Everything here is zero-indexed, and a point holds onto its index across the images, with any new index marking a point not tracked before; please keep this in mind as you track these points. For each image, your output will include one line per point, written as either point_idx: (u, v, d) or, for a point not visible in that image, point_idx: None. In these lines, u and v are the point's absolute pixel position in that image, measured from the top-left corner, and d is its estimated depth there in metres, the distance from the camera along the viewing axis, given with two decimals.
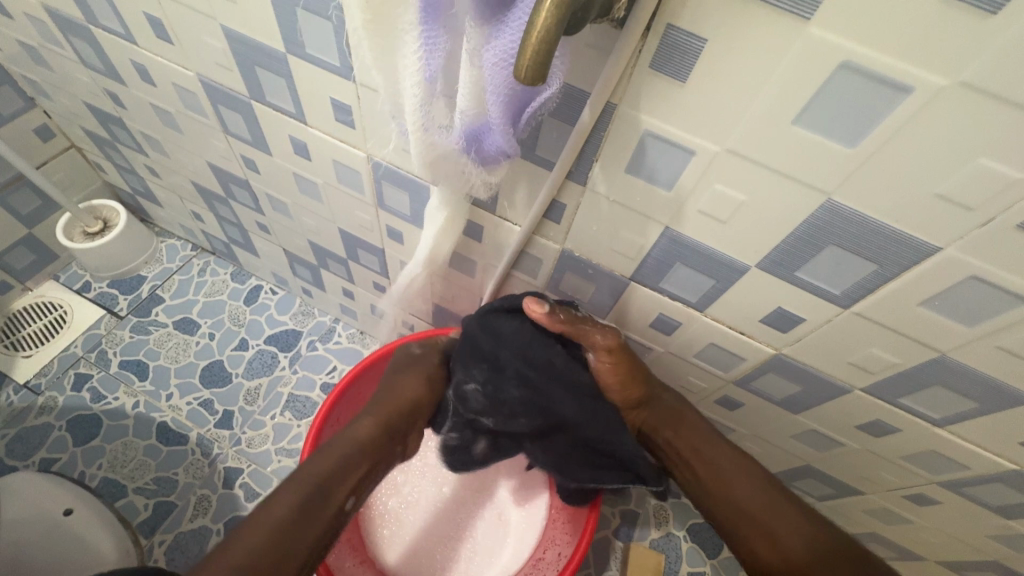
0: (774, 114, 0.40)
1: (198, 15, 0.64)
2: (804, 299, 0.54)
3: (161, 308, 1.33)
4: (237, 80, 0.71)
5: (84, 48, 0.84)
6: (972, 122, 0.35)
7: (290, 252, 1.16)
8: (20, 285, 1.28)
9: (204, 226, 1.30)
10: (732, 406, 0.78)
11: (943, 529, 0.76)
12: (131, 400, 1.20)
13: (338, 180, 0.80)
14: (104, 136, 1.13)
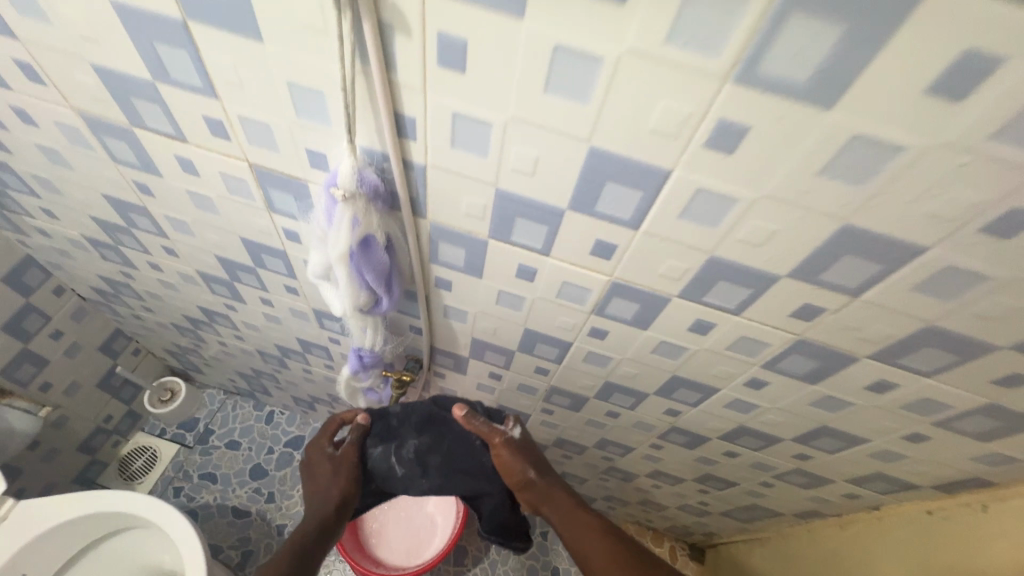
0: (433, 325, 0.97)
1: (205, 296, 1.21)
2: (515, 385, 1.11)
3: (214, 436, 1.91)
4: (231, 317, 1.28)
5: (142, 305, 1.41)
6: (499, 334, 0.93)
7: (288, 389, 1.72)
8: (124, 438, 1.84)
9: (230, 380, 1.86)
10: (545, 434, 1.33)
11: (671, 471, 1.30)
12: (212, 496, 1.79)
13: (293, 351, 1.36)
14: (157, 341, 1.69)
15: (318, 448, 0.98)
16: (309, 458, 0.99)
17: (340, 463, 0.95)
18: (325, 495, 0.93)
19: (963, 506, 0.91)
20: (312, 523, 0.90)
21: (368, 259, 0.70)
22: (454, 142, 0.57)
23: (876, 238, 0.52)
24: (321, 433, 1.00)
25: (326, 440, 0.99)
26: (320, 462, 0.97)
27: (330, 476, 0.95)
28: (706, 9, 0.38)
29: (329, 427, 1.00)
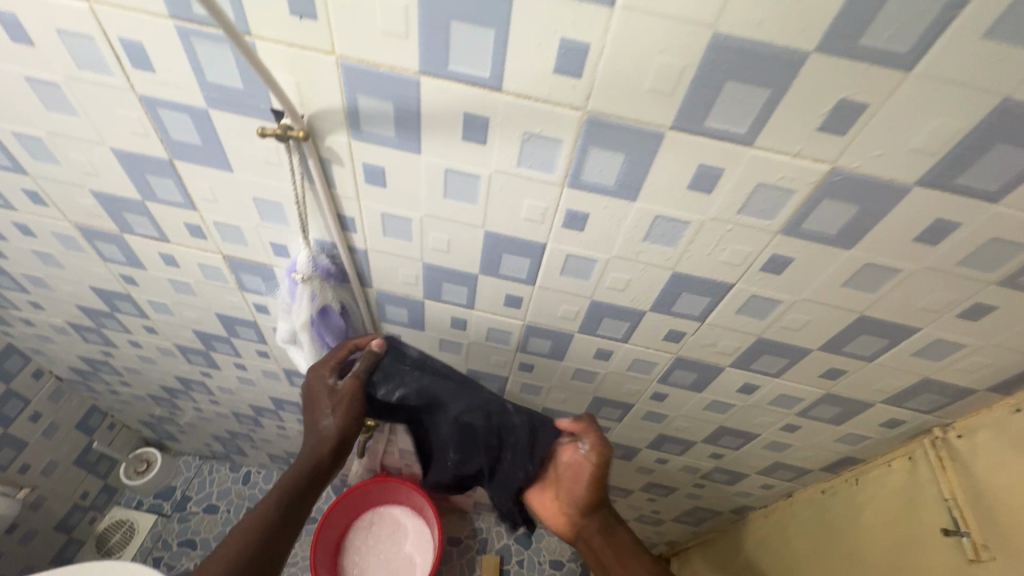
0: None
1: (182, 366, 1.32)
2: None
3: (192, 501, 1.95)
4: (207, 382, 1.39)
5: (120, 380, 1.50)
6: None
7: (263, 446, 1.81)
8: (101, 513, 1.87)
9: (206, 445, 1.93)
10: None
11: (619, 484, 1.45)
12: (192, 563, 1.82)
13: (267, 409, 1.47)
14: (132, 413, 1.77)
15: (319, 374, 0.83)
16: (314, 387, 0.84)
17: (356, 402, 0.84)
18: (343, 400, 0.83)
19: (845, 483, 1.08)
20: (295, 484, 0.78)
21: (325, 322, 0.86)
22: (386, 233, 0.75)
23: (688, 279, 0.71)
24: (312, 366, 0.84)
25: (326, 368, 0.84)
26: (326, 399, 0.83)
27: (335, 405, 0.82)
28: (538, 149, 0.58)
29: (332, 359, 0.84)
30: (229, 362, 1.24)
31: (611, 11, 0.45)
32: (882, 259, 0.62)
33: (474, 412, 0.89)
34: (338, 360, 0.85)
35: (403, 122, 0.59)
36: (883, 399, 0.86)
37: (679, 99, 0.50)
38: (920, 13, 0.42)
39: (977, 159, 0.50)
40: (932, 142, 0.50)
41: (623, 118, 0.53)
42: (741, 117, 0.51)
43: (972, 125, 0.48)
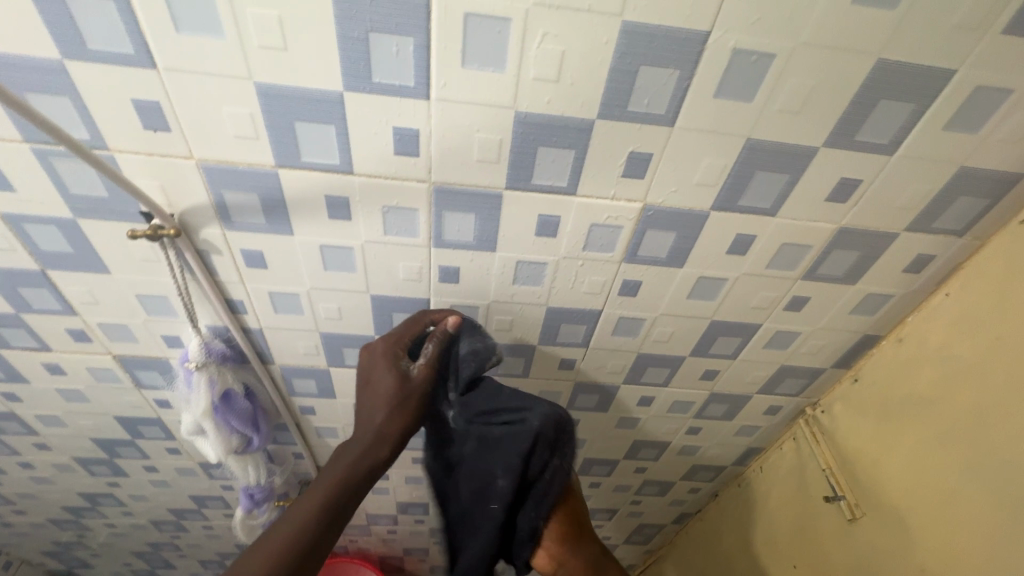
0: (313, 448, 1.12)
1: (84, 480, 1.23)
2: (401, 481, 1.25)
3: None
4: (115, 493, 1.30)
5: (13, 509, 1.37)
6: None
7: (189, 553, 1.67)
8: None
9: (123, 565, 1.76)
10: None
11: None
12: None
13: (188, 510, 1.38)
14: (32, 545, 1.59)
15: (389, 363, 0.68)
16: (376, 374, 0.68)
17: (412, 397, 0.67)
18: (390, 396, 0.66)
19: (752, 472, 1.19)
20: (347, 477, 0.62)
21: (229, 407, 0.86)
22: (277, 309, 0.78)
23: (561, 312, 0.79)
24: (383, 344, 0.69)
25: (373, 360, 0.69)
26: (390, 389, 0.66)
27: (393, 399, 0.66)
28: (399, 217, 0.65)
29: (399, 339, 0.70)
30: (136, 466, 1.17)
31: (428, 103, 0.54)
32: (709, 271, 0.73)
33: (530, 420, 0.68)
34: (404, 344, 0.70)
35: (270, 209, 0.64)
36: (757, 389, 0.97)
37: (505, 164, 0.59)
38: (663, 85, 0.53)
39: (747, 185, 0.62)
40: (709, 176, 0.61)
41: (463, 184, 0.61)
42: (558, 173, 0.61)
43: (732, 161, 0.60)
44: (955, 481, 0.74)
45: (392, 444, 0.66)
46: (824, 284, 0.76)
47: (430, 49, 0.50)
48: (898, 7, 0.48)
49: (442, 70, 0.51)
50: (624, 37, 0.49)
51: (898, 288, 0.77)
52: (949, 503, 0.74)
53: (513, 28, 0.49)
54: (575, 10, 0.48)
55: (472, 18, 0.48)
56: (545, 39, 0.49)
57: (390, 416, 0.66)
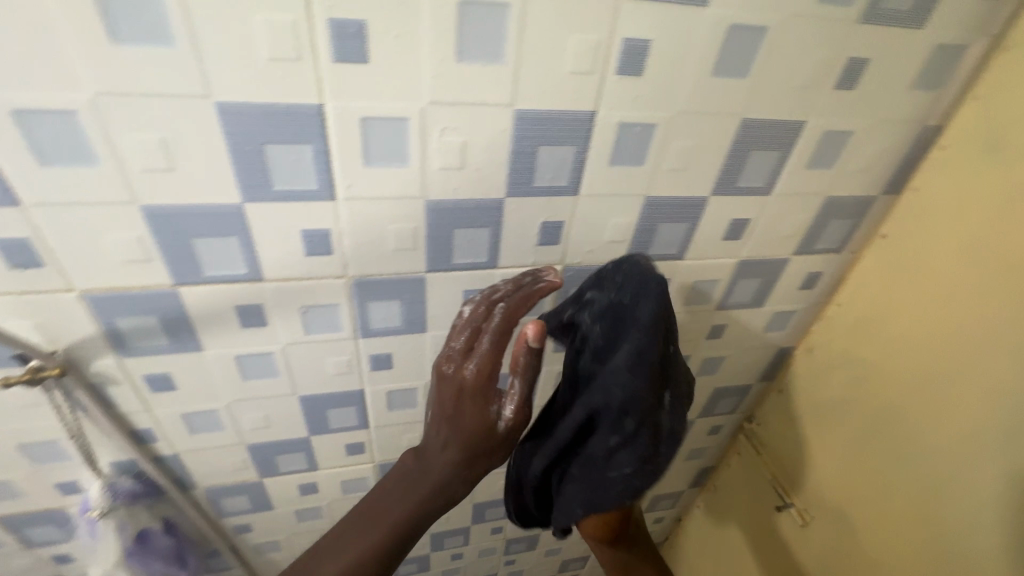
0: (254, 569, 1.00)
1: None
2: None
3: None
4: None
5: None
6: None
7: None
8: None
9: None
10: None
11: None
12: None
13: None
14: None
15: (474, 400, 0.54)
16: (446, 410, 0.54)
17: (494, 442, 0.55)
18: (467, 441, 0.54)
19: (706, 491, 1.22)
20: (412, 520, 0.55)
21: (148, 549, 0.76)
22: (194, 430, 0.71)
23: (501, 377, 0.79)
24: (468, 364, 0.54)
25: (448, 384, 0.54)
26: (465, 434, 0.54)
27: (457, 435, 0.54)
28: (320, 317, 0.62)
29: (488, 362, 0.54)
30: None
31: (335, 203, 0.53)
32: None
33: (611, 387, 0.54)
34: (492, 362, 0.54)
35: (174, 330, 0.59)
36: (698, 413, 1.01)
37: (423, 251, 0.59)
38: (562, 160, 0.56)
39: (654, 237, 0.67)
40: (617, 234, 0.65)
41: (382, 275, 0.60)
42: (478, 250, 0.61)
43: (636, 217, 0.64)
44: (937, 459, 0.69)
45: (469, 484, 0.57)
46: (738, 310, 0.82)
47: (330, 154, 0.49)
48: (750, 77, 0.54)
49: (346, 171, 0.51)
50: (519, 124, 0.52)
51: (800, 304, 0.84)
52: (939, 495, 0.69)
53: (411, 126, 0.49)
54: (469, 105, 0.49)
55: (369, 122, 0.48)
56: (444, 132, 0.51)
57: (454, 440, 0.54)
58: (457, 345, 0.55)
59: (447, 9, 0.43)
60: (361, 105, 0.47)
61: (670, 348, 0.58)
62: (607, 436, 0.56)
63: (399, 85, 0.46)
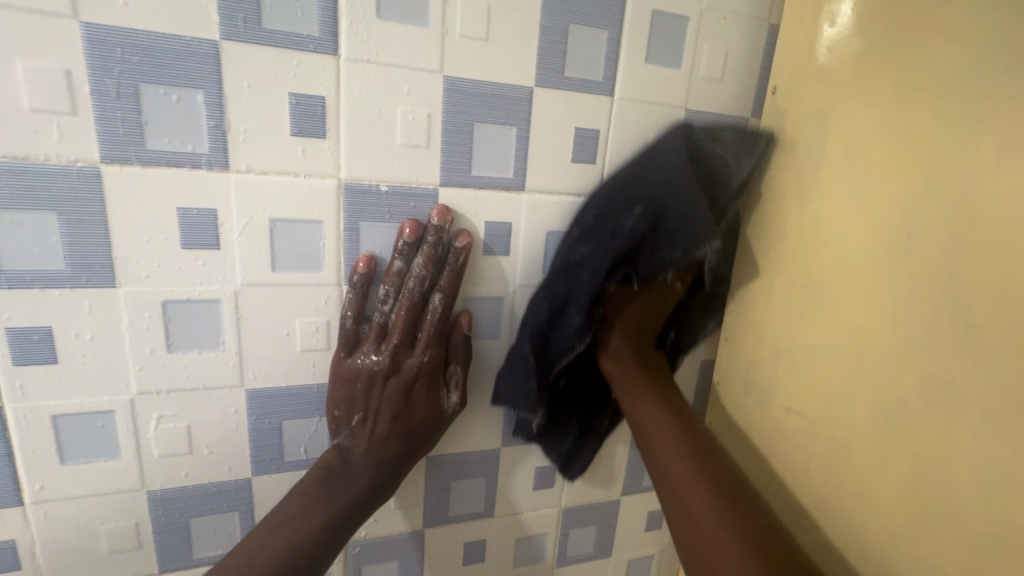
0: None
1: None
2: None
3: None
4: None
5: None
6: None
7: None
8: None
9: None
10: None
11: None
12: None
13: None
14: None
15: (387, 378, 0.49)
16: (394, 406, 0.49)
17: (425, 422, 0.51)
18: (398, 428, 0.50)
19: None
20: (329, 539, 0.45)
21: None
22: None
23: None
24: (416, 348, 0.50)
25: (377, 378, 0.49)
26: (413, 424, 0.50)
27: (381, 421, 0.49)
28: None
29: (433, 350, 0.50)
30: None
31: (22, 507, 0.45)
32: None
33: (632, 173, 0.52)
34: (418, 314, 0.49)
35: None
36: None
37: (151, 548, 0.50)
38: (313, 432, 0.52)
39: (451, 496, 0.60)
40: (401, 500, 0.58)
41: None
42: (226, 539, 0.52)
43: (421, 477, 0.58)
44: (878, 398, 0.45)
45: (400, 476, 0.51)
46: (582, 568, 0.70)
47: (14, 458, 0.44)
48: (502, 338, 0.56)
49: (36, 471, 0.45)
50: (252, 404, 0.49)
51: (652, 550, 0.73)
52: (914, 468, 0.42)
53: (119, 418, 0.46)
54: (187, 390, 0.47)
55: (62, 419, 0.44)
56: (161, 420, 0.47)
57: (388, 423, 0.49)
58: (381, 294, 0.48)
59: (149, 309, 0.44)
60: (52, 404, 0.44)
61: (707, 142, 0.53)
62: (597, 211, 0.51)
63: (97, 378, 0.44)
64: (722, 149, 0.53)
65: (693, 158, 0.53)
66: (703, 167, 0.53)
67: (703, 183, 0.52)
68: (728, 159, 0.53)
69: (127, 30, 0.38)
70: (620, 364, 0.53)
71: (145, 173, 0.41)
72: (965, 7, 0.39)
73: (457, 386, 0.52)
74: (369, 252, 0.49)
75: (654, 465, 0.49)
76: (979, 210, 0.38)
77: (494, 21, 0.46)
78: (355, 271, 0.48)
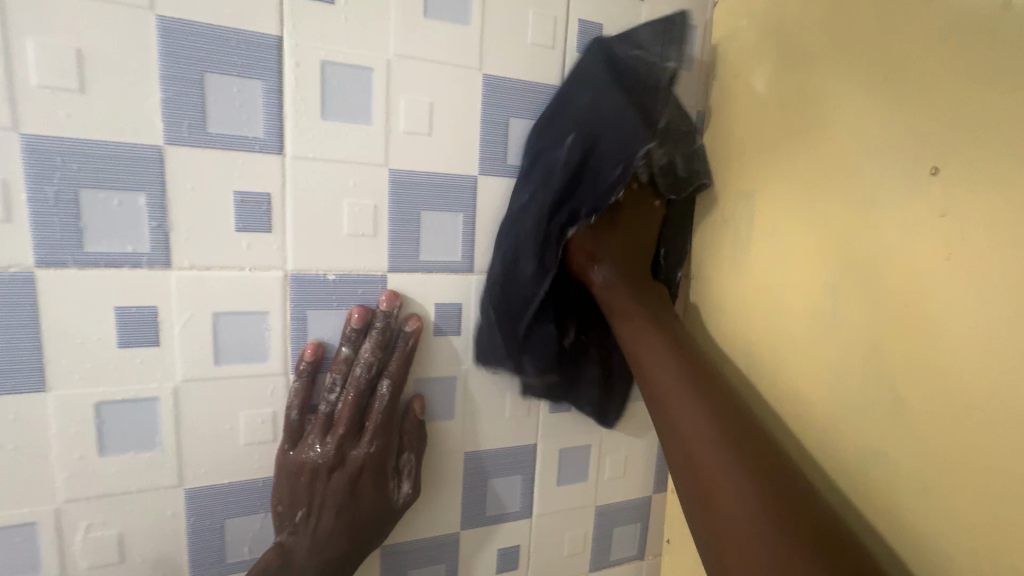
0: None
1: None
2: None
3: None
4: None
5: None
6: None
7: None
8: None
9: None
10: None
11: None
12: None
13: None
14: None
15: (331, 472, 0.47)
16: (339, 502, 0.48)
17: (373, 517, 0.49)
18: (342, 526, 0.48)
19: None
20: None
21: None
22: None
23: None
24: (363, 438, 0.48)
25: (321, 472, 0.47)
26: (360, 518, 0.49)
27: (324, 517, 0.48)
28: None
29: (380, 440, 0.49)
30: None
31: None
32: None
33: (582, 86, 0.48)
34: (365, 402, 0.48)
35: None
36: None
37: None
38: (259, 529, 0.50)
39: None
40: None
41: None
42: None
43: (377, 568, 0.56)
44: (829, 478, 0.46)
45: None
46: None
47: None
48: (456, 418, 0.56)
49: None
50: (191, 503, 0.47)
51: None
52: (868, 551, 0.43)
53: (43, 530, 0.43)
54: (121, 494, 0.45)
55: None
56: (90, 528, 0.44)
57: (332, 519, 0.48)
58: (328, 382, 0.48)
59: (81, 412, 0.42)
60: None
61: (627, 51, 0.49)
62: (547, 141, 0.48)
63: (20, 487, 0.42)
64: (645, 50, 0.49)
65: (608, 65, 0.48)
66: (629, 75, 0.48)
67: (630, 90, 0.47)
68: (655, 57, 0.49)
69: (69, 140, 0.39)
70: (612, 294, 0.49)
71: (83, 275, 0.41)
72: (858, 106, 0.43)
73: (409, 477, 0.51)
74: (316, 339, 0.48)
75: (655, 404, 0.46)
76: (893, 291, 0.40)
77: (437, 118, 0.49)
78: (302, 360, 0.47)
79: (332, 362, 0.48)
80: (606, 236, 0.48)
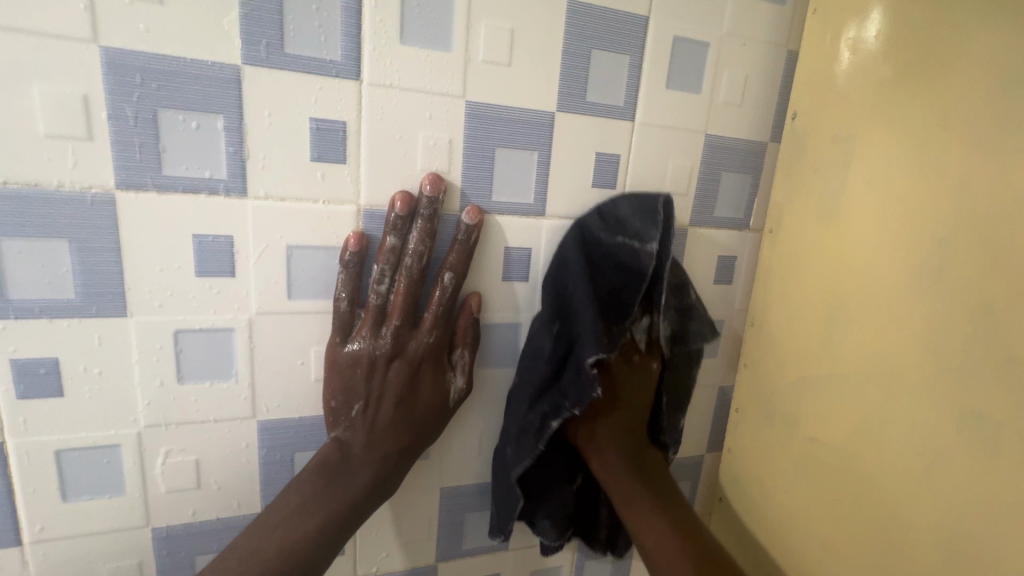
0: None
1: None
2: None
3: None
4: None
5: None
6: None
7: None
8: None
9: None
10: None
11: None
12: None
13: None
14: None
15: (389, 364, 0.46)
16: (398, 394, 0.46)
17: (433, 411, 0.48)
18: (403, 421, 0.47)
19: None
20: (337, 528, 0.44)
21: None
22: None
23: None
24: (419, 329, 0.47)
25: (378, 363, 0.46)
26: (420, 411, 0.47)
27: (382, 415, 0.46)
28: None
29: (438, 330, 0.47)
30: None
31: (20, 548, 0.43)
32: None
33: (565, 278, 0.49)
34: (419, 293, 0.46)
35: None
36: None
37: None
38: None
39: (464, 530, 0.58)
40: (413, 534, 0.56)
41: None
42: None
43: (434, 510, 0.56)
44: (912, 444, 0.44)
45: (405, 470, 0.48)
46: None
47: (13, 496, 0.42)
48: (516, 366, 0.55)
49: (37, 510, 0.43)
50: (263, 436, 0.47)
51: None
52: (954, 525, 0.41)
53: (126, 453, 0.44)
54: (197, 423, 0.45)
55: (66, 454, 0.42)
56: (169, 454, 0.45)
57: (394, 411, 0.47)
58: (376, 273, 0.45)
59: (160, 339, 0.42)
60: (56, 439, 0.42)
61: (611, 235, 0.49)
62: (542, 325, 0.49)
63: (103, 410, 0.42)
64: (628, 235, 0.49)
65: (591, 259, 0.48)
66: (613, 259, 0.48)
67: (616, 282, 0.48)
68: (637, 240, 0.48)
69: (147, 57, 0.37)
70: (625, 454, 0.48)
71: (161, 199, 0.40)
72: (993, 36, 0.38)
73: (467, 368, 0.50)
74: (358, 229, 0.45)
75: None
76: (1018, 246, 0.37)
77: (517, 47, 0.46)
78: (346, 249, 0.44)
79: (378, 252, 0.45)
80: (618, 418, 0.49)
